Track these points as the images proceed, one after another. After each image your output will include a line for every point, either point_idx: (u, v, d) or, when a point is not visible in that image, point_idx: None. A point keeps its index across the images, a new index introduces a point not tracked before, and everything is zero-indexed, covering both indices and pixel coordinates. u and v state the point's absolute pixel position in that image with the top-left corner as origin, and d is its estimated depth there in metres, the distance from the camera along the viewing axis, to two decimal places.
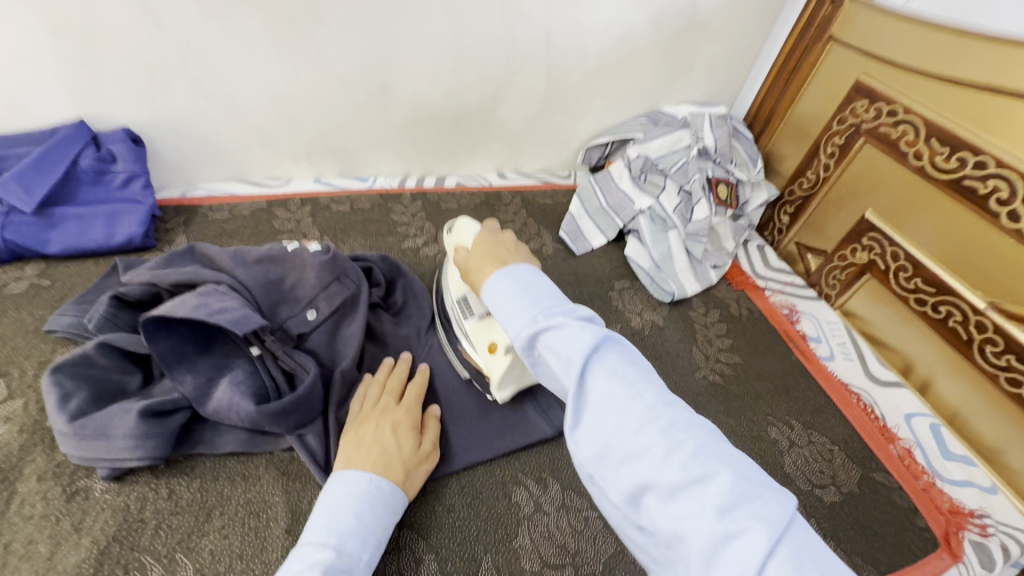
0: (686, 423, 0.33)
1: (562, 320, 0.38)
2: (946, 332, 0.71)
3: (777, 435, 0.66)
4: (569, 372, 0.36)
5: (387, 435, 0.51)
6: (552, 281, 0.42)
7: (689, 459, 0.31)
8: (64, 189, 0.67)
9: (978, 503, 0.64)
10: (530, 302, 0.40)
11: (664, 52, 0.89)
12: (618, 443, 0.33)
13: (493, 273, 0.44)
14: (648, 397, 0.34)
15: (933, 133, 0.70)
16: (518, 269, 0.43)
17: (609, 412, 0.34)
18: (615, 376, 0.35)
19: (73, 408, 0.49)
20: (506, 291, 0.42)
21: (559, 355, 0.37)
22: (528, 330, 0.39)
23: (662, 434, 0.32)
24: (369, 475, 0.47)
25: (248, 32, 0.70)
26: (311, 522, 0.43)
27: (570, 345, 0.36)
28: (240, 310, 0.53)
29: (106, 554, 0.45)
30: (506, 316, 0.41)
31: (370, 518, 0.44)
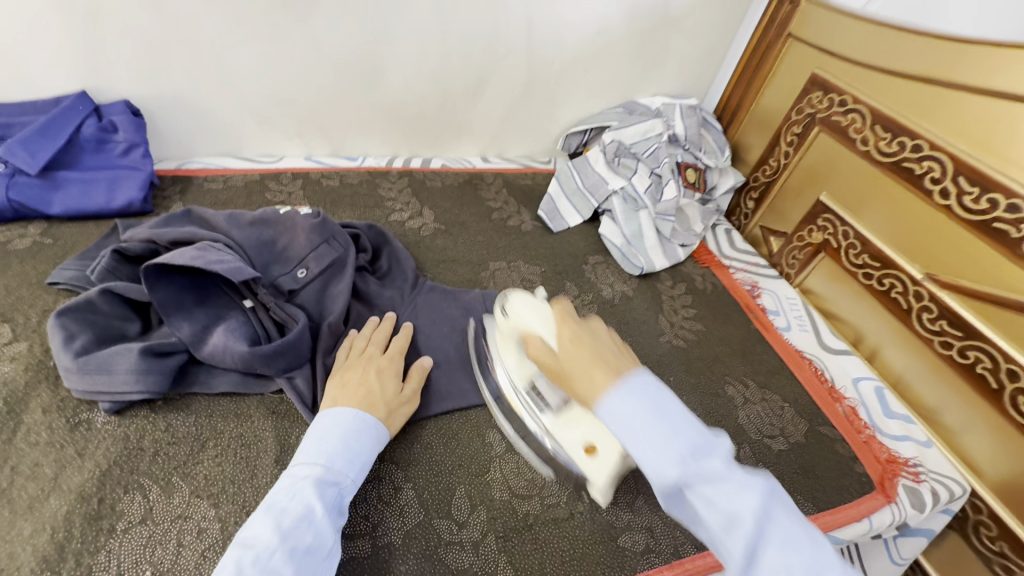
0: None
1: (715, 472, 0.34)
2: (889, 302, 0.77)
3: (734, 392, 0.72)
4: (733, 534, 0.33)
5: (371, 377, 0.55)
6: (680, 400, 0.37)
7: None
8: (67, 155, 0.71)
9: (913, 454, 0.70)
10: (669, 440, 0.35)
11: (639, 45, 0.95)
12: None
13: (611, 386, 0.38)
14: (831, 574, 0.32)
15: (877, 121, 0.77)
16: (637, 381, 0.38)
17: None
18: (789, 548, 0.32)
19: (78, 347, 0.53)
20: (635, 412, 0.37)
21: (717, 509, 0.33)
22: (673, 479, 0.34)
23: None
24: (354, 410, 0.50)
25: (247, 13, 0.75)
26: (303, 445, 0.47)
27: (734, 504, 0.33)
28: (235, 262, 0.57)
29: (108, 476, 0.48)
30: (637, 446, 0.36)
31: (356, 445, 0.48)
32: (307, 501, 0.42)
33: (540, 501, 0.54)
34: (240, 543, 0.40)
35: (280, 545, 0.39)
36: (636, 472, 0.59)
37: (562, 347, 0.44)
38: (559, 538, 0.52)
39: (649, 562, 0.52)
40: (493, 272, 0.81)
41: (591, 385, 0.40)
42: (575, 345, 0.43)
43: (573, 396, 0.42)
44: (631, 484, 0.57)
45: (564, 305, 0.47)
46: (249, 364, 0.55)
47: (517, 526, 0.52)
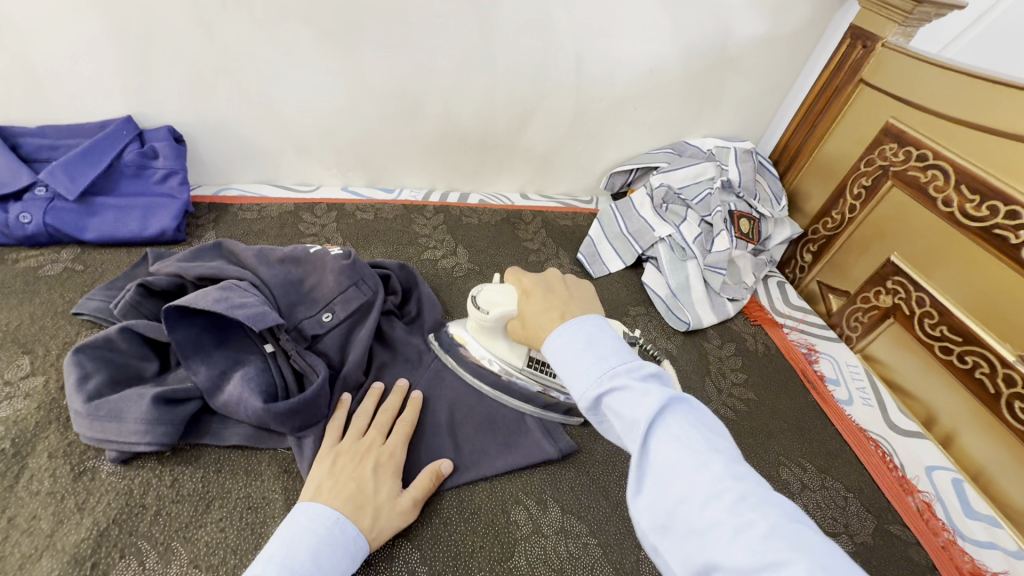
0: (762, 502, 0.31)
1: (627, 380, 0.37)
2: (971, 383, 0.68)
3: (788, 475, 0.64)
4: (631, 434, 0.35)
5: (366, 472, 0.49)
6: (616, 336, 0.42)
7: (758, 545, 0.28)
8: (107, 180, 0.70)
9: (1002, 566, 0.60)
10: (593, 362, 0.39)
11: (694, 85, 0.90)
12: (682, 515, 0.32)
13: (558, 326, 0.44)
14: (715, 468, 0.32)
15: (963, 180, 0.69)
16: (581, 322, 0.43)
17: (675, 478, 0.33)
18: (679, 442, 0.34)
19: (90, 389, 0.50)
20: (573, 348, 0.41)
21: (623, 411, 0.36)
22: (593, 391, 0.38)
23: (729, 512, 0.30)
24: (336, 514, 0.44)
25: (294, 45, 0.74)
26: (265, 556, 0.40)
27: (632, 406, 0.36)
28: (258, 306, 0.54)
29: (105, 537, 0.45)
30: (570, 374, 0.40)
31: (328, 563, 0.41)
32: None
33: None
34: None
35: None
36: None
37: (523, 296, 0.51)
38: None
39: None
40: None
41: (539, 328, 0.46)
42: (536, 288, 0.50)
43: (529, 335, 0.48)
44: None
45: (517, 270, 0.54)
46: (263, 420, 0.51)
47: None
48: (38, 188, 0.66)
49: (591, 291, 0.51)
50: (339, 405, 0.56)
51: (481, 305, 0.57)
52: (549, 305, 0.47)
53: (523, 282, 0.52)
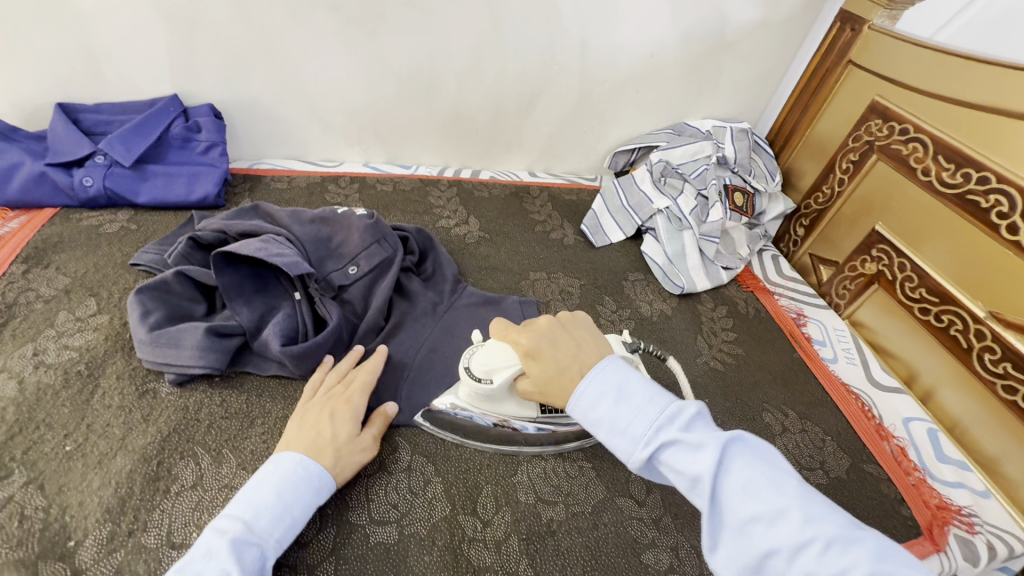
0: (846, 543, 0.33)
1: (674, 434, 0.40)
2: (947, 341, 0.73)
3: (771, 420, 0.70)
4: (696, 490, 0.38)
5: (323, 419, 0.53)
6: (650, 384, 0.44)
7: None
8: (157, 151, 0.79)
9: (968, 502, 0.65)
10: (636, 420, 0.42)
11: (692, 67, 0.96)
12: (772, 568, 0.34)
13: (577, 383, 0.46)
14: (792, 515, 0.34)
15: (941, 151, 0.74)
16: (601, 371, 0.45)
17: (752, 535, 0.35)
18: (748, 491, 0.36)
19: (152, 322, 0.58)
20: (604, 403, 0.44)
21: (682, 472, 0.39)
22: (644, 451, 0.41)
23: (818, 560, 0.32)
24: (297, 456, 0.48)
25: (321, 29, 0.81)
26: (238, 494, 0.45)
27: (690, 463, 0.38)
28: (293, 257, 0.61)
29: (167, 441, 0.53)
30: (608, 435, 0.43)
31: (290, 498, 0.46)
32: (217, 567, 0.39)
33: (565, 509, 0.55)
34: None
35: None
36: (663, 486, 0.58)
37: (528, 357, 0.51)
38: (582, 547, 0.52)
39: None
40: (533, 281, 0.83)
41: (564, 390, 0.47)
42: (546, 343, 0.50)
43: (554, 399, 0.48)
44: (656, 501, 0.57)
45: (504, 326, 0.55)
46: (283, 359, 0.58)
47: (540, 531, 0.53)
48: (97, 156, 0.75)
49: (591, 330, 0.53)
50: (321, 366, 0.60)
51: (478, 373, 0.55)
52: (563, 364, 0.48)
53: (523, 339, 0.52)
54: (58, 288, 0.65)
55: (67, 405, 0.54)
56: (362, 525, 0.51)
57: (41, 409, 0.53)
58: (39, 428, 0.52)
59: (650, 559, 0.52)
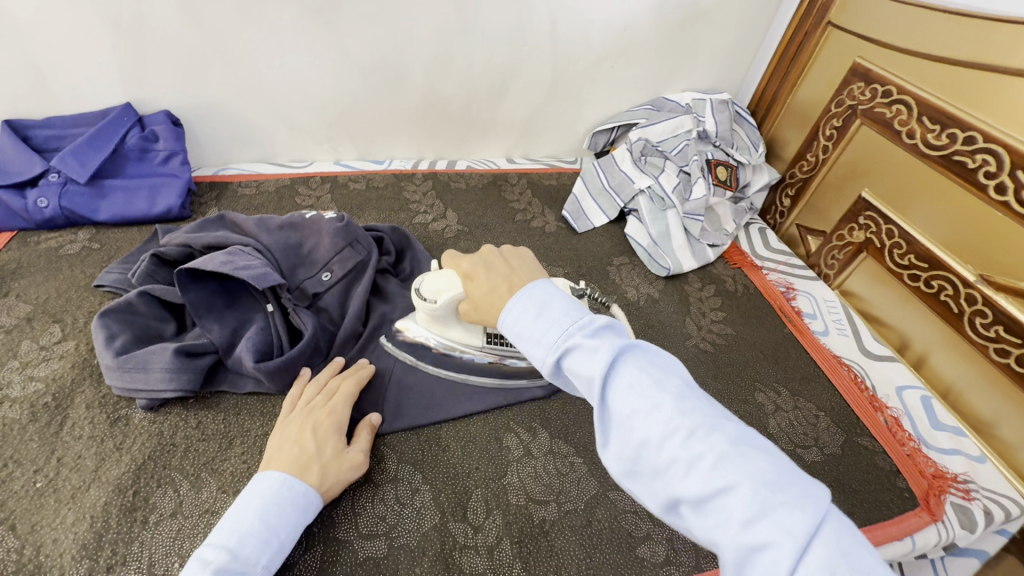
0: (711, 429, 0.32)
1: (580, 339, 0.37)
2: (938, 307, 0.72)
3: (763, 399, 0.69)
4: (590, 391, 0.36)
5: (306, 434, 0.51)
6: (568, 297, 0.41)
7: (709, 473, 0.30)
8: (113, 164, 0.76)
9: (964, 469, 0.65)
10: (548, 329, 0.39)
11: (668, 39, 0.93)
12: (645, 457, 0.33)
13: (506, 303, 0.43)
14: (667, 408, 0.33)
15: (925, 111, 0.72)
16: (524, 292, 0.42)
17: (633, 429, 0.33)
18: (633, 389, 0.34)
19: (118, 346, 0.56)
20: (525, 318, 0.40)
21: (581, 376, 0.36)
22: (552, 357, 0.38)
23: (682, 446, 0.32)
24: (281, 476, 0.47)
25: (277, 24, 0.78)
26: (220, 521, 0.44)
27: (589, 364, 0.36)
28: (261, 268, 0.59)
29: (142, 470, 0.51)
30: (527, 346, 0.40)
31: (276, 519, 0.44)
32: None
33: (558, 508, 0.54)
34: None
35: None
36: None
37: (466, 280, 0.49)
38: (576, 545, 0.51)
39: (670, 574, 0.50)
40: None
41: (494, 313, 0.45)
42: (482, 274, 0.47)
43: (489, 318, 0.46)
44: None
45: (454, 254, 0.52)
46: (260, 374, 0.57)
47: (533, 532, 0.52)
48: (51, 174, 0.72)
49: (535, 262, 0.49)
50: (298, 379, 0.59)
51: (427, 296, 0.56)
52: (494, 291, 0.45)
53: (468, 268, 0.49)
54: (19, 316, 0.62)
55: (36, 440, 0.52)
56: (349, 542, 0.49)
57: (8, 446, 0.52)
58: (7, 466, 0.50)
59: (645, 552, 0.52)
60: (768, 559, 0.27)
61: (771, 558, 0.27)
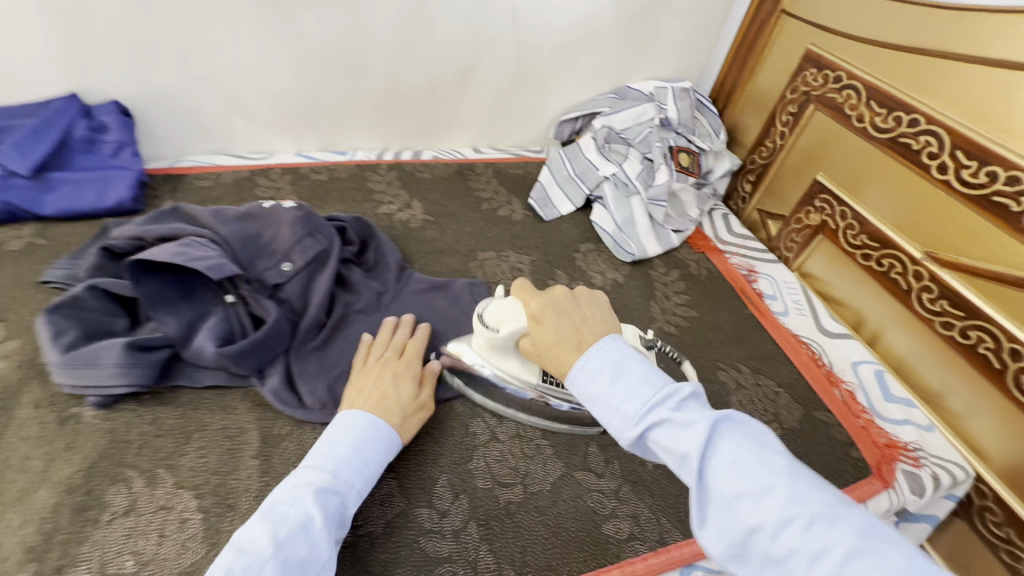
0: (831, 519, 0.31)
1: (667, 413, 0.38)
2: (889, 285, 0.75)
3: (725, 378, 0.71)
4: (685, 469, 0.36)
5: (387, 381, 0.55)
6: (646, 361, 0.42)
7: (839, 568, 0.30)
8: (59, 157, 0.73)
9: (913, 438, 0.68)
10: (629, 397, 0.40)
11: (630, 27, 0.93)
12: (756, 543, 0.33)
13: (572, 362, 0.43)
14: (779, 493, 0.33)
15: (873, 96, 0.75)
16: (593, 350, 0.43)
17: (739, 512, 0.33)
18: (735, 471, 0.34)
19: (66, 342, 0.54)
20: (599, 381, 0.41)
21: (671, 451, 0.37)
22: (634, 429, 0.38)
23: (801, 537, 0.31)
24: (367, 415, 0.50)
25: (230, 9, 0.76)
26: (316, 447, 0.48)
27: (680, 439, 0.36)
28: (217, 259, 0.57)
29: (94, 468, 0.50)
30: (603, 412, 0.41)
31: (366, 452, 0.48)
32: (308, 510, 0.42)
33: (524, 489, 0.54)
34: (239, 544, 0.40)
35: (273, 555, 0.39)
36: (618, 454, 0.58)
37: (533, 321, 0.49)
38: (541, 525, 0.52)
39: (634, 550, 0.51)
40: (482, 261, 0.81)
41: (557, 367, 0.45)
42: (546, 319, 0.47)
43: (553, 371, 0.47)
44: (615, 471, 0.57)
45: (527, 285, 0.52)
46: (222, 363, 0.56)
47: (499, 514, 0.52)
48: None
49: (606, 308, 0.49)
50: (270, 364, 0.59)
51: (489, 324, 0.54)
52: (558, 343, 0.45)
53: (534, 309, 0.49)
54: None
55: None
56: None
57: None
58: None
59: (610, 529, 0.53)
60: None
61: None
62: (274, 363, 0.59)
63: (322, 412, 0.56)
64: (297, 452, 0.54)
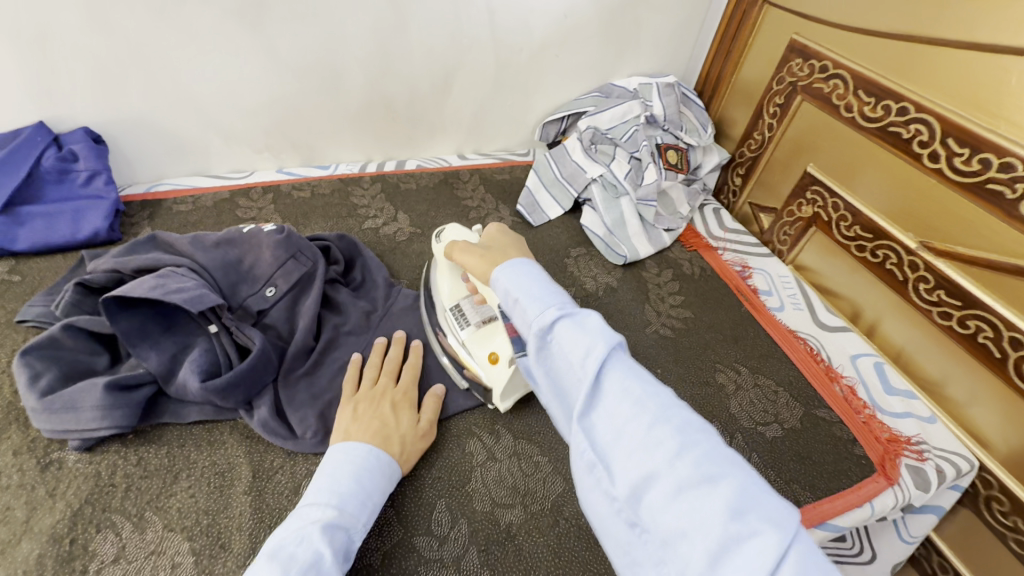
0: (701, 429, 0.33)
1: (582, 310, 0.39)
2: (885, 276, 0.74)
3: (723, 379, 0.70)
4: (585, 360, 0.36)
5: (386, 411, 0.54)
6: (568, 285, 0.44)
7: (699, 460, 0.31)
8: (29, 189, 0.71)
9: (916, 431, 0.68)
10: (552, 294, 0.42)
11: (610, 24, 0.92)
12: (630, 434, 0.33)
13: (506, 263, 0.46)
14: (663, 396, 0.34)
15: (861, 85, 0.73)
16: (526, 264, 0.45)
17: (623, 404, 0.34)
18: (629, 372, 0.36)
19: (43, 386, 0.52)
20: (531, 282, 0.43)
21: (573, 341, 0.37)
22: (549, 313, 0.39)
23: (675, 432, 0.32)
24: (369, 447, 0.49)
25: (197, 28, 0.73)
26: (314, 483, 0.46)
27: (586, 332, 0.37)
28: (196, 289, 0.55)
29: (79, 515, 0.48)
30: (525, 300, 0.42)
31: (369, 484, 0.47)
32: (319, 547, 0.39)
33: (524, 510, 0.53)
34: None
35: None
36: None
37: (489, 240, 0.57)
38: (544, 547, 0.51)
39: None
40: None
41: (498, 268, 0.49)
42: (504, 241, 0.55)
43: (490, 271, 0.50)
44: None
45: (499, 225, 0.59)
46: (207, 398, 0.54)
47: (499, 538, 0.51)
48: None
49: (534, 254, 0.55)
50: (261, 395, 0.57)
51: (445, 237, 0.65)
52: (508, 252, 0.51)
53: (494, 234, 0.57)
54: None
55: None
56: None
57: None
58: None
59: None
60: (753, 549, 0.27)
61: (753, 550, 0.27)
62: (262, 392, 0.57)
63: (314, 441, 0.55)
64: (289, 485, 0.52)
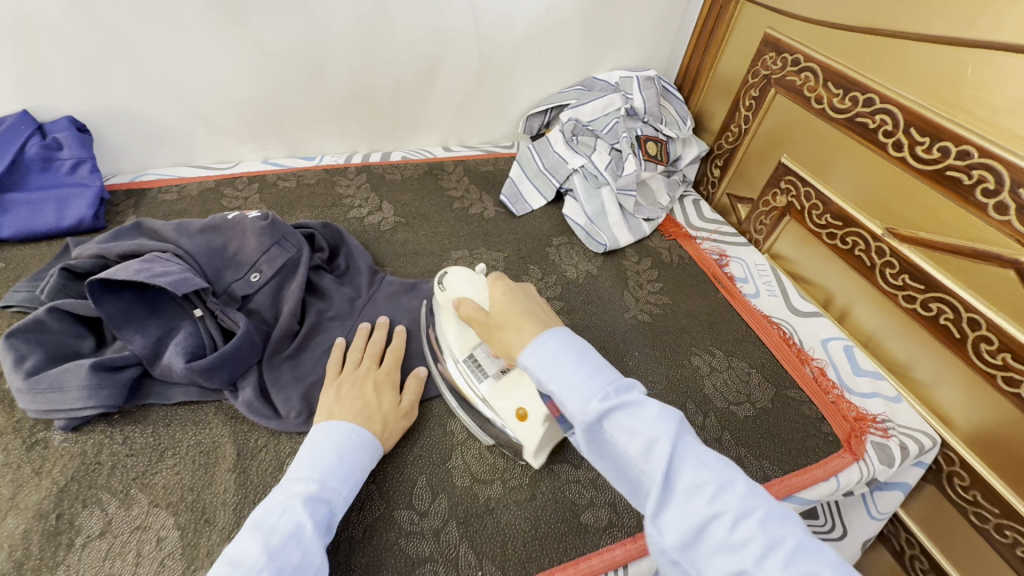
0: (781, 517, 0.34)
1: (636, 399, 0.39)
2: (855, 262, 0.77)
3: (699, 362, 0.72)
4: (649, 457, 0.37)
5: (368, 391, 0.56)
6: (600, 356, 0.44)
7: (789, 559, 0.32)
8: (13, 176, 0.71)
9: (882, 410, 0.71)
10: (591, 379, 0.41)
11: (591, 19, 0.94)
12: (711, 533, 0.34)
13: (531, 340, 0.45)
14: (738, 486, 0.35)
15: (829, 77, 0.76)
16: (557, 341, 0.44)
17: (695, 502, 0.35)
18: (697, 465, 0.36)
19: (28, 367, 0.53)
20: (567, 366, 0.43)
21: (629, 435, 0.38)
22: (597, 405, 0.39)
23: (758, 527, 0.33)
24: (351, 425, 0.51)
25: (182, 19, 0.74)
26: (298, 458, 0.47)
27: (646, 426, 0.38)
28: (181, 273, 0.57)
29: (65, 492, 0.49)
30: (568, 390, 0.41)
31: (351, 460, 0.48)
32: (299, 518, 0.41)
33: (502, 485, 0.55)
34: (227, 559, 0.38)
35: (268, 563, 0.37)
36: None
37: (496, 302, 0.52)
38: (521, 519, 0.53)
39: (613, 536, 0.52)
40: (455, 260, 0.81)
41: (514, 341, 0.47)
42: (506, 299, 0.51)
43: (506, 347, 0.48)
44: (592, 461, 0.58)
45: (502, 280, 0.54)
46: (192, 378, 0.55)
47: (478, 511, 0.53)
48: None
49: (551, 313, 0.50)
50: (245, 377, 0.58)
51: (446, 285, 0.59)
52: (519, 319, 0.48)
53: (500, 295, 0.52)
54: None
55: None
56: None
57: None
58: None
59: (589, 518, 0.53)
60: None
61: None
62: (246, 374, 0.58)
63: (298, 420, 0.56)
64: (273, 463, 0.54)
